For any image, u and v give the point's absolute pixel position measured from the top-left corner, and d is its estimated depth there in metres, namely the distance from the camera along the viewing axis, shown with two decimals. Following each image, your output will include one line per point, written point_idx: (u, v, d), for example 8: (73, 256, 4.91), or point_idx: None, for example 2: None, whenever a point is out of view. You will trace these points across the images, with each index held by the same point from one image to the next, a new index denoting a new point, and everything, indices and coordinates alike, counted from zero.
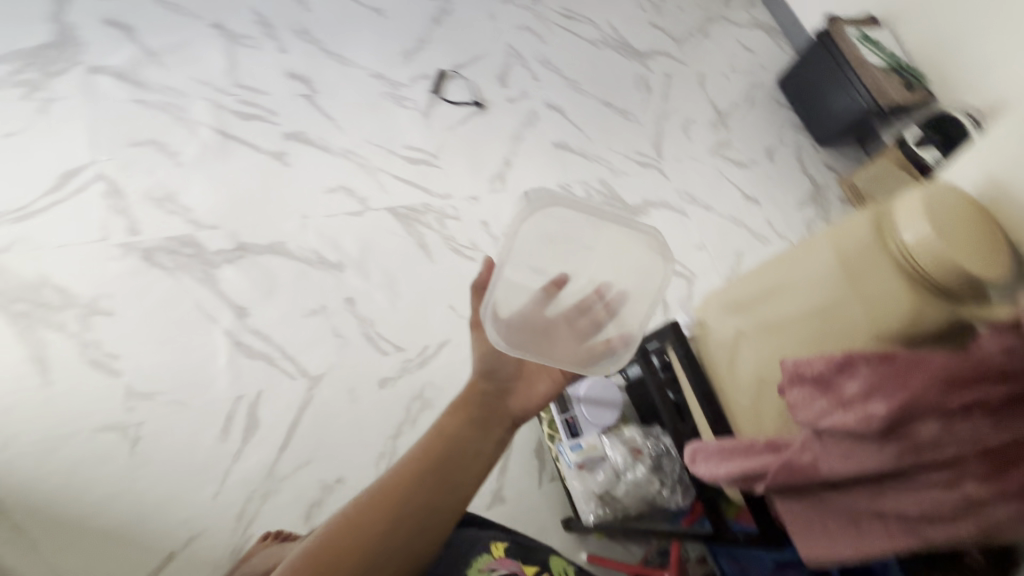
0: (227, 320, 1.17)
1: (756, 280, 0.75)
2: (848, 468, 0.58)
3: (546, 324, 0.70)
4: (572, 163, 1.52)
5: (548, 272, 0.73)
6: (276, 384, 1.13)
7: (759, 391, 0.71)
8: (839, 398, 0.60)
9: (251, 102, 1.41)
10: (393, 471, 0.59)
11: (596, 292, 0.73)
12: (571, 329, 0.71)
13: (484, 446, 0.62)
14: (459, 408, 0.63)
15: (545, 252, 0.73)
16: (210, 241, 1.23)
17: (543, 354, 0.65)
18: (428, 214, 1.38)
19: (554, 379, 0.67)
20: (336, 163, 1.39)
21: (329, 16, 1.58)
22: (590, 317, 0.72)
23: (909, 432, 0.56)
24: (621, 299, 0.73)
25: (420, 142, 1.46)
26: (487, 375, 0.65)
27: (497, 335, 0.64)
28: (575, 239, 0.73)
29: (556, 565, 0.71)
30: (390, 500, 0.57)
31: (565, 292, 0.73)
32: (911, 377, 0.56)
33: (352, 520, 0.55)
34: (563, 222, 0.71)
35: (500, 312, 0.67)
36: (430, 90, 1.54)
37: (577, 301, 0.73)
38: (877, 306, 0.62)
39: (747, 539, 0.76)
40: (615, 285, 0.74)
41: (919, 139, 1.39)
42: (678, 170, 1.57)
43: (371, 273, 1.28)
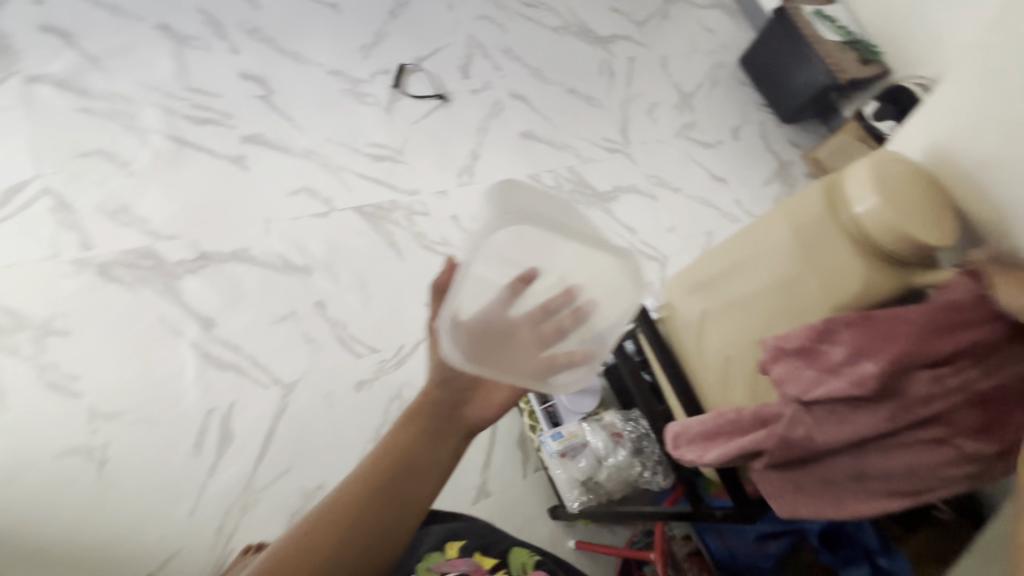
0: (193, 332, 1.14)
1: (718, 259, 0.74)
2: (846, 433, 0.58)
3: (508, 327, 0.64)
4: (539, 152, 1.51)
5: (517, 264, 0.63)
6: (249, 394, 1.11)
7: (727, 371, 0.71)
8: (825, 365, 0.59)
9: (204, 106, 1.36)
10: (349, 481, 0.61)
11: (564, 295, 0.65)
12: (534, 333, 0.65)
13: (439, 453, 0.63)
14: (416, 413, 0.63)
15: (511, 246, 0.62)
16: (169, 252, 1.19)
17: (501, 367, 0.60)
18: (397, 211, 1.36)
19: (513, 389, 0.65)
20: (298, 165, 1.36)
21: (281, 13, 1.53)
22: (554, 324, 0.65)
23: (899, 390, 0.57)
24: (590, 305, 0.65)
25: (383, 139, 1.44)
26: (443, 383, 0.64)
27: (452, 346, 0.58)
28: (543, 235, 0.62)
29: (513, 559, 0.74)
30: (345, 514, 0.58)
31: (533, 290, 0.64)
32: (898, 334, 0.56)
33: (312, 529, 0.57)
34: (527, 224, 0.61)
35: (460, 317, 0.59)
36: (391, 85, 1.51)
37: (544, 302, 0.65)
38: (836, 278, 0.61)
39: (723, 515, 0.77)
40: (586, 289, 0.65)
41: (876, 112, 1.43)
42: (645, 153, 1.58)
43: (341, 274, 1.26)
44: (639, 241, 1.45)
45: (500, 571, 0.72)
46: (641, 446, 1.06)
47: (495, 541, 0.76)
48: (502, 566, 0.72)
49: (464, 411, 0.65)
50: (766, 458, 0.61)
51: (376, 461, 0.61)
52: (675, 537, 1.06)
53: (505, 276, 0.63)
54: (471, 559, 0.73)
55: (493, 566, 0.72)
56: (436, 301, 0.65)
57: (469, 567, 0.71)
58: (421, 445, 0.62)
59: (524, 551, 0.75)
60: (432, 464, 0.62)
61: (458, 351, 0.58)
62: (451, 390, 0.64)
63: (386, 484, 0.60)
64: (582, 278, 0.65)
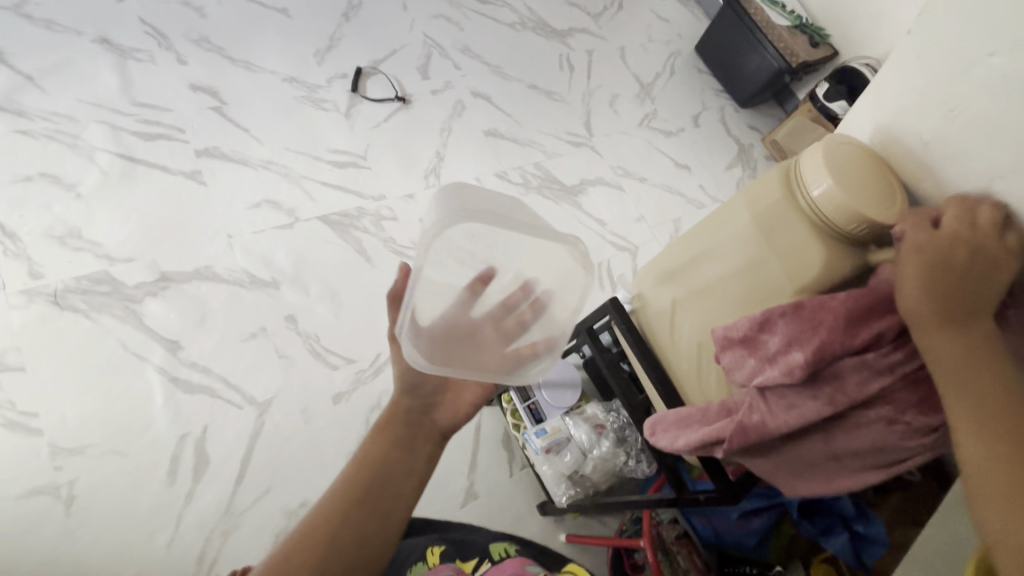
0: (157, 356, 1.09)
1: (684, 248, 0.75)
2: (795, 419, 0.58)
3: (472, 328, 0.65)
4: (505, 149, 1.51)
5: (474, 262, 0.63)
6: (222, 416, 1.08)
7: (701, 358, 0.72)
8: (765, 354, 0.60)
9: (153, 120, 1.31)
10: (324, 501, 0.59)
11: (521, 290, 0.65)
12: (497, 329, 0.65)
13: (415, 461, 0.63)
14: (390, 423, 0.64)
15: (465, 243, 0.61)
16: (126, 275, 1.15)
17: (466, 366, 0.61)
18: (364, 217, 1.34)
19: (481, 387, 0.68)
20: (257, 177, 1.32)
21: (229, 20, 1.48)
22: (513, 320, 0.65)
23: (839, 373, 0.57)
24: (547, 296, 0.65)
25: (345, 144, 1.41)
26: (411, 392, 0.66)
27: (416, 351, 0.58)
28: (495, 231, 0.61)
29: (491, 552, 0.76)
30: (320, 535, 0.56)
31: (491, 289, 0.64)
32: (824, 321, 0.56)
33: (290, 555, 0.55)
34: (475, 223, 0.59)
35: (420, 322, 0.60)
36: (349, 89, 1.48)
37: (502, 298, 0.65)
38: (793, 261, 0.62)
39: (706, 499, 0.78)
40: (542, 280, 0.64)
41: (826, 91, 1.49)
42: (609, 145, 1.59)
43: (310, 286, 1.23)
44: (609, 233, 1.46)
45: (484, 566, 0.75)
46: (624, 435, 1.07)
47: (471, 537, 0.79)
48: (485, 561, 0.75)
49: (434, 416, 0.66)
50: (725, 446, 0.63)
51: (347, 478, 0.61)
52: (663, 522, 1.06)
53: (463, 276, 0.63)
54: (455, 562, 0.74)
55: (476, 565, 0.75)
56: (392, 309, 0.64)
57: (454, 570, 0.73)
58: (393, 455, 0.62)
59: (497, 542, 0.78)
60: (407, 472, 0.62)
61: (419, 352, 0.58)
62: (418, 397, 0.66)
63: (360, 498, 0.59)
64: (538, 273, 0.64)
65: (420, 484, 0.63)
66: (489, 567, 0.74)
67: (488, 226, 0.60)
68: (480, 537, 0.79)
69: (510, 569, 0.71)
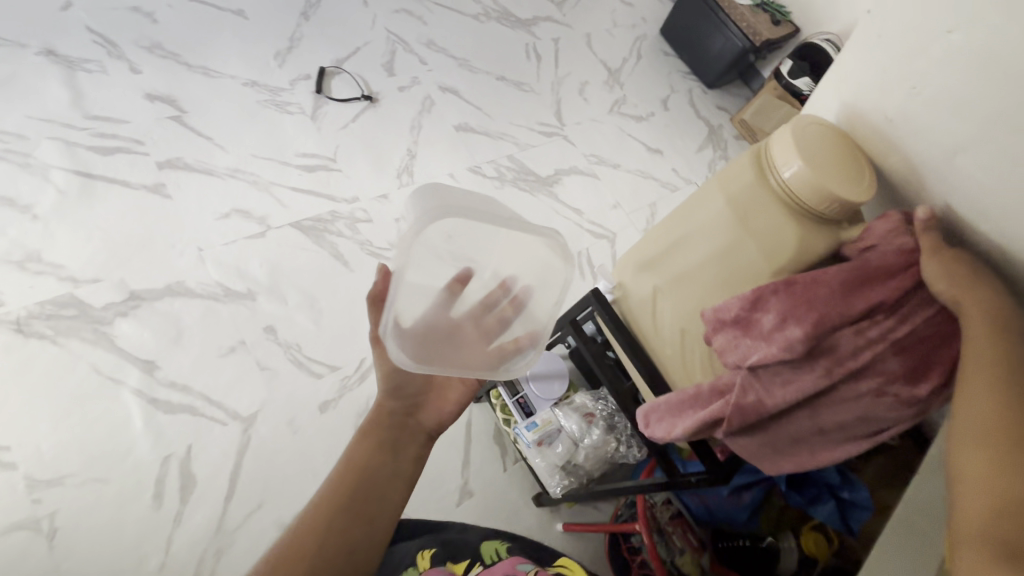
0: (134, 378, 1.06)
1: (661, 236, 0.75)
2: (790, 395, 0.59)
3: (452, 327, 0.63)
4: (477, 143, 1.49)
5: (450, 261, 0.60)
6: (206, 434, 1.05)
7: (684, 343, 0.73)
8: (760, 333, 0.61)
9: (110, 133, 1.26)
10: (310, 508, 0.59)
11: (500, 288, 0.65)
12: (478, 329, 0.65)
13: (401, 463, 0.63)
14: (374, 427, 0.64)
15: (442, 244, 0.58)
16: (94, 296, 1.11)
17: (455, 364, 0.60)
18: (338, 221, 1.31)
19: (466, 386, 0.67)
20: (224, 186, 1.28)
21: (183, 25, 1.43)
22: (495, 317, 0.65)
23: (829, 348, 0.58)
24: (527, 292, 0.65)
25: (313, 147, 1.38)
26: (395, 394, 0.65)
27: (401, 352, 0.56)
28: (475, 229, 0.58)
29: (483, 551, 0.78)
30: (307, 542, 0.56)
31: (470, 289, 0.63)
32: (817, 297, 0.57)
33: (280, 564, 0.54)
34: (455, 222, 0.56)
35: (400, 326, 0.57)
36: (314, 90, 1.44)
37: (482, 297, 0.64)
38: (769, 243, 0.63)
39: (697, 480, 0.80)
40: (520, 277, 0.64)
41: (791, 70, 1.49)
42: (581, 133, 1.59)
43: (287, 295, 1.20)
44: (587, 221, 1.46)
45: (476, 566, 0.76)
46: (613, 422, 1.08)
47: (463, 538, 0.81)
48: (477, 562, 0.77)
49: (419, 417, 0.66)
50: (725, 427, 0.64)
51: (332, 483, 0.60)
52: (655, 502, 1.06)
53: (441, 278, 0.61)
54: (446, 565, 0.75)
55: (467, 566, 0.76)
56: (373, 312, 0.63)
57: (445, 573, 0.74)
58: (378, 458, 0.62)
59: (489, 543, 0.80)
60: (394, 474, 0.62)
61: (405, 352, 0.57)
62: (401, 399, 0.65)
63: (347, 502, 0.59)
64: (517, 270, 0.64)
65: (408, 484, 0.63)
66: (480, 567, 0.75)
67: (468, 222, 0.57)
68: (470, 540, 0.80)
69: (501, 568, 0.72)
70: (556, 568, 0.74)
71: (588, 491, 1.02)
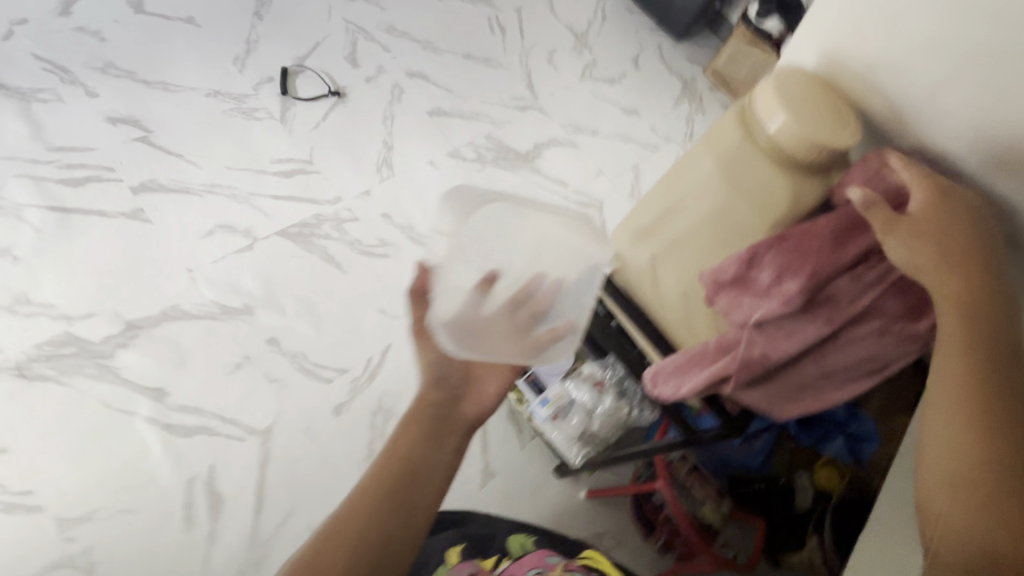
0: (144, 407, 1.06)
1: (650, 203, 0.75)
2: (794, 346, 0.62)
3: (487, 319, 0.66)
4: (453, 127, 1.47)
5: (478, 262, 0.64)
6: (226, 452, 1.06)
7: (686, 306, 0.75)
8: (757, 289, 0.62)
9: (77, 163, 1.22)
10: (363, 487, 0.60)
11: (533, 282, 0.66)
12: (515, 320, 0.67)
13: (444, 454, 0.64)
14: (418, 417, 0.64)
15: (469, 245, 0.62)
16: (91, 331, 1.10)
17: (491, 354, 0.64)
18: (324, 224, 1.30)
19: (500, 373, 0.69)
20: (203, 202, 1.26)
21: (133, 40, 1.38)
22: (536, 313, 0.66)
23: (826, 298, 0.60)
24: (558, 286, 0.65)
25: (288, 151, 1.35)
26: (436, 384, 0.66)
27: (448, 344, 0.64)
28: (498, 226, 0.63)
29: (511, 544, 0.82)
30: (355, 526, 0.57)
31: (501, 285, 0.65)
32: (810, 250, 0.59)
33: (336, 536, 0.57)
34: (478, 222, 0.61)
35: (441, 321, 0.64)
36: (279, 92, 1.41)
37: (515, 292, 0.66)
38: (762, 200, 0.64)
39: (713, 436, 0.82)
40: (552, 272, 0.65)
41: (758, 12, 1.48)
42: (556, 104, 1.57)
43: (285, 305, 1.20)
44: (573, 191, 1.46)
45: (504, 562, 0.80)
46: (626, 390, 1.08)
47: (491, 532, 0.84)
48: (504, 557, 0.80)
49: (460, 409, 0.66)
50: (732, 383, 0.66)
51: (383, 463, 0.61)
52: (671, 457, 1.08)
53: (470, 278, 0.64)
54: (474, 562, 0.79)
55: (496, 561, 0.80)
56: (415, 305, 0.67)
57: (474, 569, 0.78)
58: (424, 447, 0.63)
59: (517, 535, 0.83)
60: (439, 464, 0.63)
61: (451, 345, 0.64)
62: (444, 390, 0.66)
63: (396, 485, 0.60)
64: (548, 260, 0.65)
65: (448, 479, 0.63)
66: (509, 562, 0.79)
67: (501, 207, 0.62)
68: (496, 534, 0.84)
69: (529, 565, 0.78)
70: (584, 562, 0.79)
71: (607, 456, 1.04)
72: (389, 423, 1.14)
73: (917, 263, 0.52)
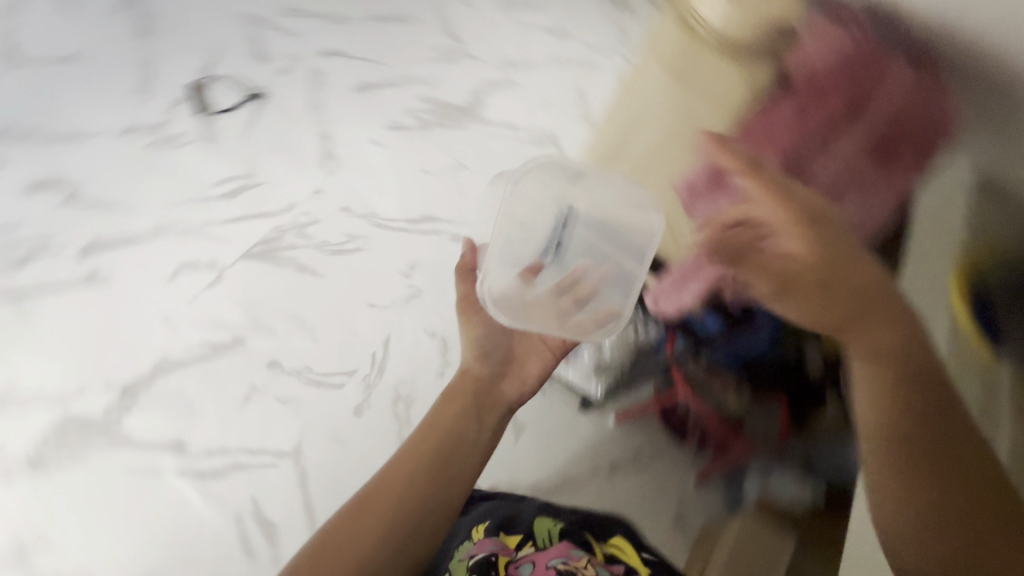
0: (169, 462, 1.07)
1: (620, 124, 0.94)
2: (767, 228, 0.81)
3: (533, 305, 0.88)
4: (386, 97, 1.39)
5: (526, 256, 0.88)
6: (265, 480, 1.09)
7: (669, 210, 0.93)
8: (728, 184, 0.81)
9: (12, 241, 1.16)
10: (409, 446, 0.88)
11: (575, 272, 0.89)
12: (559, 308, 0.89)
13: (480, 432, 0.90)
14: (460, 394, 0.91)
15: (517, 232, 0.88)
16: (92, 404, 1.08)
17: (541, 325, 0.87)
18: (287, 234, 1.26)
19: (541, 356, 0.93)
20: (156, 246, 1.20)
21: (21, 93, 1.26)
22: (580, 285, 0.89)
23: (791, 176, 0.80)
24: (593, 275, 0.90)
25: (227, 170, 1.29)
26: (482, 358, 0.92)
27: (503, 316, 0.86)
28: (536, 217, 0.88)
29: (537, 529, 0.94)
30: (412, 474, 0.85)
31: (545, 275, 0.89)
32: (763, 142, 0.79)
33: (394, 478, 0.85)
34: (514, 209, 0.87)
35: (494, 295, 0.86)
36: (195, 111, 1.31)
37: (560, 282, 0.89)
38: (713, 94, 0.80)
39: None
40: (588, 264, 0.89)
41: None
42: (484, 42, 1.40)
43: (274, 324, 1.18)
44: (527, 130, 1.39)
45: (529, 546, 0.91)
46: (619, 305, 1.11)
47: (522, 521, 0.97)
48: (529, 539, 0.93)
49: (501, 390, 0.92)
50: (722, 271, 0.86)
51: (422, 432, 0.89)
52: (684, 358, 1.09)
53: (519, 266, 0.88)
54: (499, 540, 0.92)
55: (521, 541, 0.92)
56: (465, 277, 0.93)
57: (496, 548, 0.89)
58: (462, 429, 0.89)
59: (544, 521, 0.96)
60: (473, 444, 0.89)
61: (505, 317, 0.86)
62: (489, 365, 0.92)
63: (437, 456, 0.86)
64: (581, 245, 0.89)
65: (478, 457, 0.89)
66: (532, 547, 0.91)
67: (535, 192, 0.86)
68: (525, 519, 0.97)
69: (554, 552, 0.89)
70: (608, 550, 0.92)
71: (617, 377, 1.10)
72: (411, 409, 1.18)
73: (817, 317, 0.73)
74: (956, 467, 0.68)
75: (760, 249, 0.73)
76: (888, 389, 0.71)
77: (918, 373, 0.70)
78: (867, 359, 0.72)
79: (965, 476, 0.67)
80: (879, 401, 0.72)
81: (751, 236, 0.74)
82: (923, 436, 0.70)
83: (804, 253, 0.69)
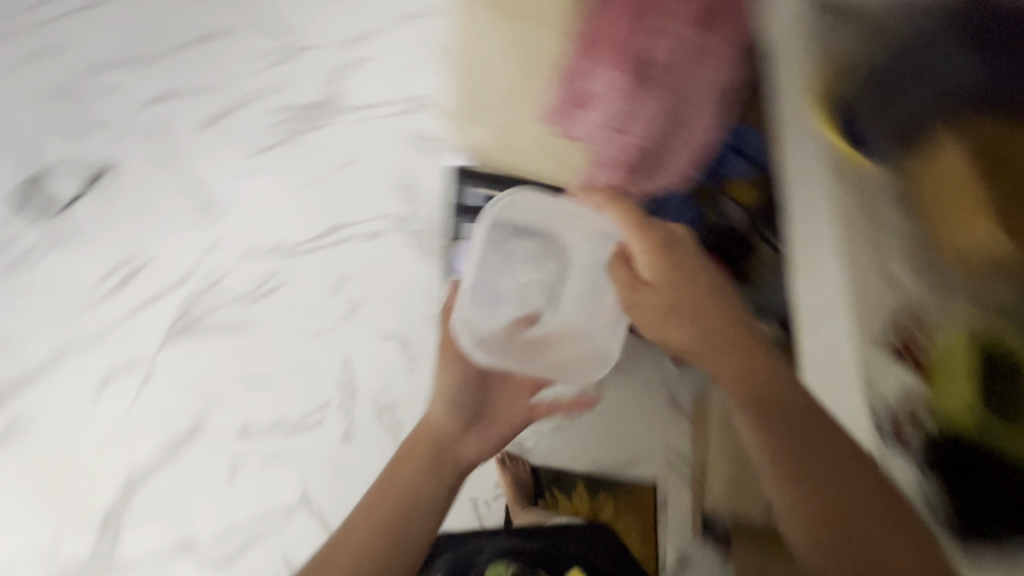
0: (184, 561, 1.13)
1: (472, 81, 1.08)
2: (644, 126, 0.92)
3: (532, 344, 1.08)
4: (237, 122, 1.27)
5: (525, 312, 1.10)
6: (286, 534, 1.15)
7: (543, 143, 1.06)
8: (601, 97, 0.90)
9: None
10: (370, 500, 0.98)
11: (531, 317, 1.10)
12: (532, 349, 1.08)
13: (432, 499, 0.98)
14: (414, 453, 1.03)
15: (507, 279, 1.08)
16: (77, 546, 1.10)
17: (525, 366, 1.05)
18: (200, 302, 1.22)
19: (501, 433, 1.06)
20: (67, 370, 1.15)
21: None
22: (551, 335, 1.10)
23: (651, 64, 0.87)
24: (573, 339, 1.09)
25: (106, 261, 1.19)
26: (452, 409, 1.06)
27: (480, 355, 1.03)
28: (541, 291, 1.11)
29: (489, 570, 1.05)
30: (367, 530, 0.93)
31: (536, 325, 1.11)
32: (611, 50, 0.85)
33: (356, 531, 0.93)
34: (512, 263, 1.08)
35: (477, 337, 1.04)
36: (41, 217, 1.18)
37: (546, 333, 1.10)
38: (537, 16, 0.88)
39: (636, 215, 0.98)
40: (571, 321, 1.10)
41: None
42: (318, 23, 1.29)
43: (229, 393, 1.19)
44: (399, 103, 1.33)
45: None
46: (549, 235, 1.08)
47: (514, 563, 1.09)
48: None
49: (460, 456, 1.03)
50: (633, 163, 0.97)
51: (371, 492, 0.99)
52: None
53: (512, 316, 1.09)
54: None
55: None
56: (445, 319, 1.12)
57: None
58: (404, 506, 0.96)
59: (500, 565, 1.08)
60: (423, 516, 0.96)
61: (486, 356, 1.03)
62: (450, 421, 1.05)
63: (381, 532, 0.93)
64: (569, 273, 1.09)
65: (437, 514, 0.97)
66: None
67: (526, 255, 1.09)
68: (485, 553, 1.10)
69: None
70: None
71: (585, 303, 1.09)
72: (397, 414, 1.22)
73: (746, 406, 0.89)
74: (806, 433, 0.83)
75: (634, 288, 0.99)
76: (746, 393, 0.90)
77: (765, 393, 0.88)
78: (729, 380, 0.93)
79: (808, 457, 0.82)
80: (734, 388, 0.92)
81: (621, 271, 1.00)
82: (827, 503, 0.81)
83: (661, 288, 0.97)
